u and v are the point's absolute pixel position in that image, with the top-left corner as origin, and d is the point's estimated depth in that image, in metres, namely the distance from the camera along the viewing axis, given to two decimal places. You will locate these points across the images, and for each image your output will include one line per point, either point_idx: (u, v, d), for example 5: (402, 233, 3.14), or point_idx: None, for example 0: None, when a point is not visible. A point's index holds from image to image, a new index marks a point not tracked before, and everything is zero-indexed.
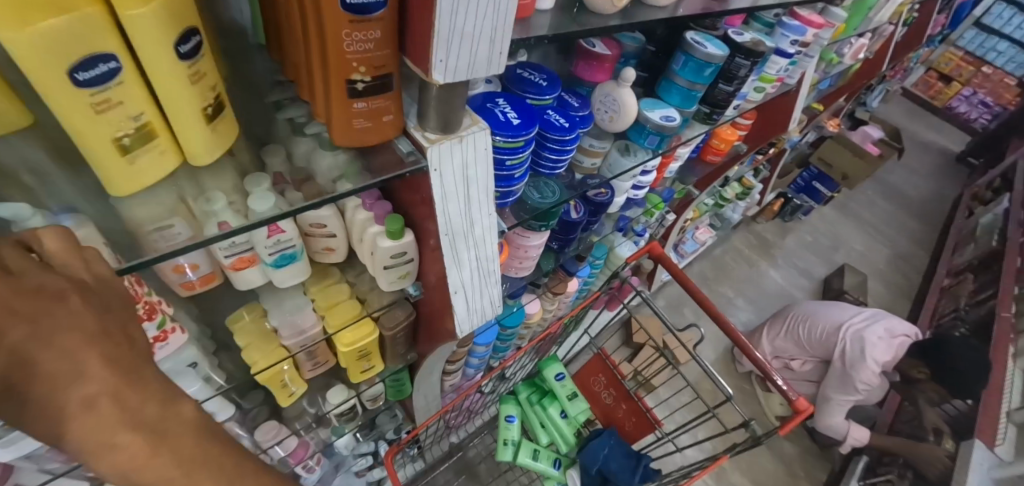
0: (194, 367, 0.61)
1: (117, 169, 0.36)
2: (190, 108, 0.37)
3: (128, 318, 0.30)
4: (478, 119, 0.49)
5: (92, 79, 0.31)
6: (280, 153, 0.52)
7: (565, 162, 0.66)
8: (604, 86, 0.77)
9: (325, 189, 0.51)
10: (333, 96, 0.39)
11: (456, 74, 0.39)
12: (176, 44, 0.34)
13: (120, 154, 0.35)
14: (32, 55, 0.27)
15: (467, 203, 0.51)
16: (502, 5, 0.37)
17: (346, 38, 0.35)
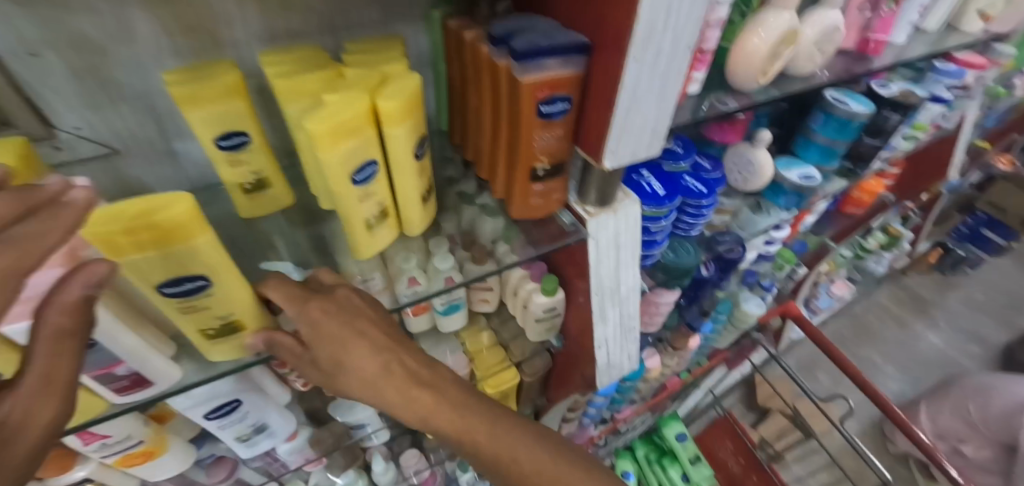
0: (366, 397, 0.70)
1: (363, 240, 0.46)
2: (413, 194, 0.47)
3: (374, 355, 0.40)
4: (628, 192, 0.55)
5: (362, 179, 0.41)
6: (453, 219, 0.61)
7: (701, 222, 0.70)
8: (738, 147, 0.81)
9: (488, 250, 0.60)
10: (517, 179, 0.48)
11: (622, 159, 0.46)
12: (413, 148, 0.44)
13: (367, 231, 0.46)
14: (336, 166, 0.38)
15: (615, 266, 0.57)
16: (665, 102, 0.43)
17: (537, 137, 0.43)
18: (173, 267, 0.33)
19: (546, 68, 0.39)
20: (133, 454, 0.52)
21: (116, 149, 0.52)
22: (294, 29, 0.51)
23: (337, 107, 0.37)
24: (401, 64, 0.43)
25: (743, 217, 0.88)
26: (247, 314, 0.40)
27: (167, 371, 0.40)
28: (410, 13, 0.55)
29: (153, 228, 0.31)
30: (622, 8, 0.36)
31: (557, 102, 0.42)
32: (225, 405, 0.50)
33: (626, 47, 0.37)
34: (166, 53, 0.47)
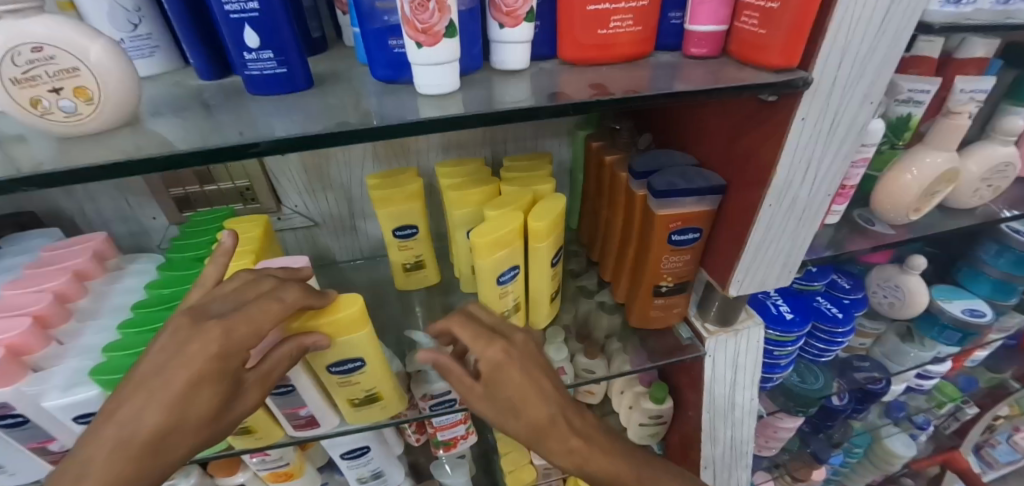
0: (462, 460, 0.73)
1: None
2: (544, 294, 0.52)
3: None
4: (752, 314, 0.55)
5: (504, 280, 0.47)
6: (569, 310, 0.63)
7: (833, 352, 0.66)
8: (884, 269, 0.74)
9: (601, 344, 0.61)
10: (640, 291, 0.51)
11: (748, 288, 0.47)
12: (551, 257, 0.49)
13: (500, 322, 0.50)
14: (485, 271, 0.45)
15: (731, 386, 0.56)
16: (797, 241, 0.44)
17: (665, 259, 0.47)
18: (341, 349, 0.40)
19: (680, 205, 0.44)
20: (277, 473, 0.58)
21: (317, 222, 0.63)
22: (464, 142, 0.60)
23: (495, 224, 0.44)
24: (550, 185, 0.49)
25: (889, 345, 0.79)
26: (386, 389, 0.45)
27: (331, 419, 0.46)
28: (558, 130, 0.62)
29: (331, 323, 0.38)
30: (761, 161, 0.40)
31: (689, 232, 0.45)
32: (356, 448, 0.56)
33: (762, 193, 0.40)
34: (368, 160, 0.58)
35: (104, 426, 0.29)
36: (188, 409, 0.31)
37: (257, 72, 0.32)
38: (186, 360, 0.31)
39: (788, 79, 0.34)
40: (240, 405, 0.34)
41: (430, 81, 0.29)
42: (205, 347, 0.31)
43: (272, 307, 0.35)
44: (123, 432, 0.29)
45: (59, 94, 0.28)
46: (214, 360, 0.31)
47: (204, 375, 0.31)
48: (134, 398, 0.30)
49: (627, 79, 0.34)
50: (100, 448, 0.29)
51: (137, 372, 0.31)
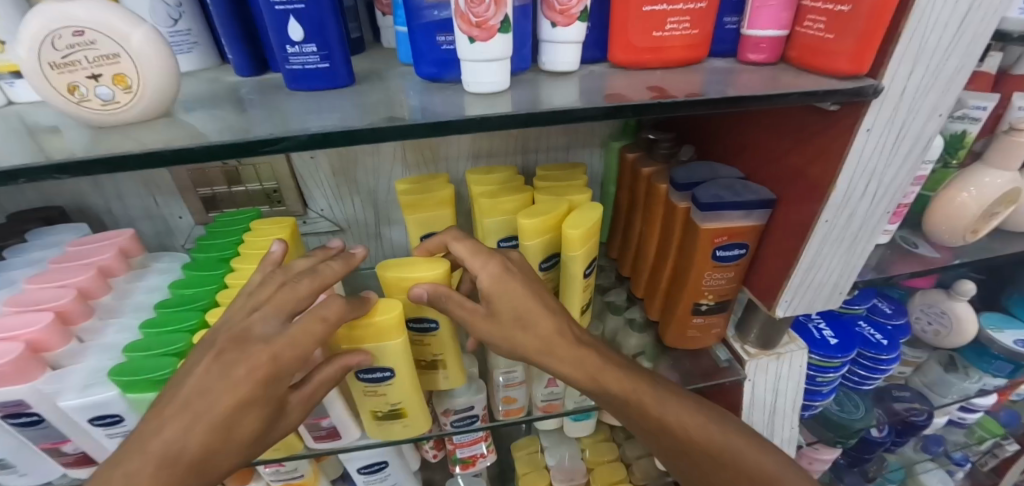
0: (478, 479, 0.70)
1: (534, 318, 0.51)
2: (575, 308, 0.49)
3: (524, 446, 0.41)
4: (795, 337, 0.52)
5: (546, 267, 0.47)
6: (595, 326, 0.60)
7: (876, 380, 0.63)
8: (928, 293, 0.70)
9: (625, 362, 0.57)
10: (678, 309, 0.49)
11: (796, 309, 0.44)
12: (585, 269, 0.46)
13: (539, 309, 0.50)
14: (530, 256, 0.45)
15: (771, 414, 0.53)
16: (851, 261, 0.42)
17: (707, 276, 0.45)
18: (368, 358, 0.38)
19: (728, 219, 0.41)
20: None
21: (341, 228, 0.62)
22: (494, 149, 0.58)
23: (544, 208, 0.45)
24: (586, 194, 0.48)
25: (932, 375, 0.75)
26: (412, 405, 0.42)
27: (353, 432, 0.44)
28: (591, 140, 0.60)
29: (364, 327, 0.37)
30: (817, 175, 0.38)
31: (735, 248, 0.43)
32: (374, 463, 0.54)
33: (818, 209, 0.38)
34: (397, 165, 0.57)
35: (146, 444, 0.28)
36: (233, 432, 0.30)
37: (298, 66, 0.31)
38: (233, 385, 0.29)
39: (856, 86, 0.31)
40: (282, 424, 0.33)
41: (479, 78, 0.28)
42: (252, 374, 0.30)
43: (316, 329, 0.32)
44: (169, 452, 0.28)
45: (97, 81, 0.27)
46: (264, 386, 0.30)
47: (251, 400, 0.30)
48: (179, 419, 0.29)
49: (684, 83, 0.32)
50: (144, 469, 0.27)
51: (178, 390, 0.30)
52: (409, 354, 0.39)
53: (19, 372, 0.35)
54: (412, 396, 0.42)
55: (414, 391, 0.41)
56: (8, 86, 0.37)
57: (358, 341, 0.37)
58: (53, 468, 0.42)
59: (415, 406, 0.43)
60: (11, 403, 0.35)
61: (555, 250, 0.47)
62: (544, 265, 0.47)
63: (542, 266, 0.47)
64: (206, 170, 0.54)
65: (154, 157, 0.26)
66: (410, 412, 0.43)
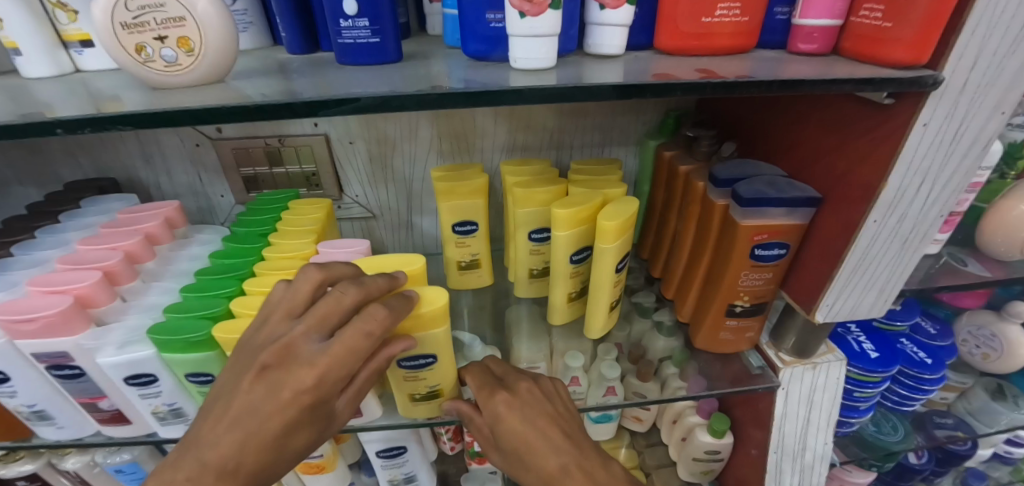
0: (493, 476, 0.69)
1: (561, 308, 0.50)
2: (603, 304, 0.48)
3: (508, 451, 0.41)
4: (834, 348, 0.50)
5: (577, 259, 0.47)
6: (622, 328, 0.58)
7: (918, 400, 0.60)
8: (977, 314, 0.66)
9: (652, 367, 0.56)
10: (711, 310, 0.48)
11: (836, 315, 0.42)
12: (616, 265, 0.46)
13: (567, 300, 0.50)
14: (562, 248, 0.45)
15: (804, 425, 0.51)
16: (899, 267, 0.40)
17: (744, 276, 0.44)
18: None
19: (768, 216, 0.40)
20: (309, 464, 0.56)
21: (374, 214, 0.63)
22: (530, 144, 0.59)
23: (576, 199, 0.45)
24: (621, 189, 0.47)
25: (977, 403, 0.70)
26: (448, 387, 0.43)
27: (373, 411, 0.43)
28: (627, 138, 0.60)
29: (390, 281, 0.38)
30: (868, 172, 0.36)
31: (775, 247, 0.42)
32: (393, 448, 0.54)
33: (866, 208, 0.36)
34: (433, 154, 0.58)
35: (205, 456, 0.31)
36: (286, 446, 0.33)
37: (349, 40, 0.33)
38: (275, 408, 0.31)
39: (915, 76, 0.30)
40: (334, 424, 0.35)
41: (527, 53, 0.29)
42: (295, 399, 0.31)
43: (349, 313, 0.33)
44: (228, 463, 0.31)
45: (162, 42, 0.28)
46: (305, 409, 0.32)
47: (296, 418, 0.32)
48: (233, 436, 0.31)
49: (735, 67, 0.32)
50: (206, 477, 0.31)
51: (227, 407, 0.31)
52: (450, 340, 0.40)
53: (67, 323, 0.36)
54: (449, 381, 0.42)
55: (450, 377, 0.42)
56: (77, 54, 0.39)
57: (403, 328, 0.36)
58: (88, 422, 0.43)
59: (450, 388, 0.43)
60: (56, 354, 0.37)
61: (586, 243, 0.46)
62: (575, 257, 0.47)
63: (572, 259, 0.46)
64: (250, 149, 0.56)
65: (211, 114, 0.28)
66: (447, 393, 0.43)
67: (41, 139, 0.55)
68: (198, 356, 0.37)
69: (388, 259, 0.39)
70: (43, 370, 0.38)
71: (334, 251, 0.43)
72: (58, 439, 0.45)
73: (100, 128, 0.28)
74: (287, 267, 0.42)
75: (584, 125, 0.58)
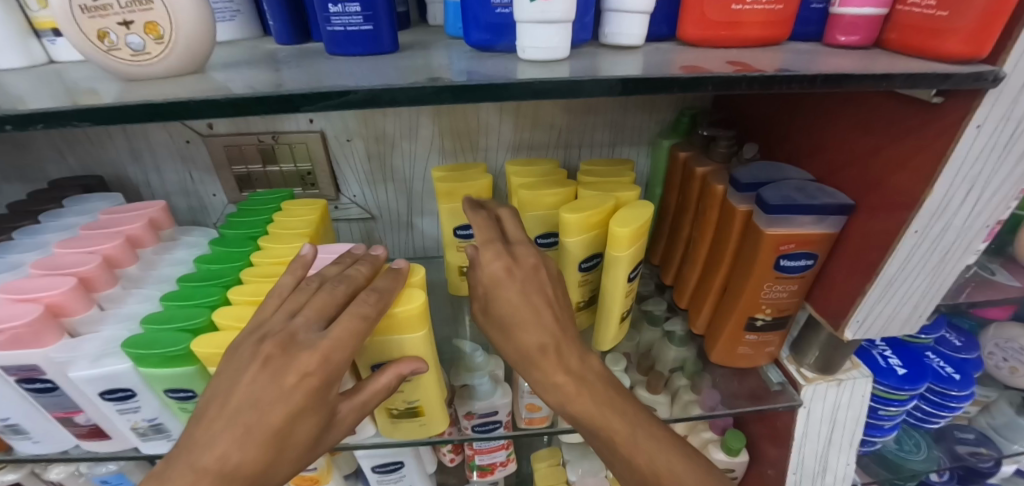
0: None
1: None
2: (615, 314, 0.45)
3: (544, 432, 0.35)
4: (859, 364, 0.47)
5: (587, 267, 0.44)
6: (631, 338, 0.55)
7: (944, 417, 0.57)
8: (1004, 326, 0.62)
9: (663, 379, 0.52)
10: (730, 323, 0.44)
11: (866, 331, 0.39)
12: (629, 274, 0.43)
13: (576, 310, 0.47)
14: (572, 255, 0.42)
15: (825, 445, 0.48)
16: (938, 281, 0.36)
17: (767, 288, 0.40)
18: (388, 348, 0.34)
19: (797, 224, 0.37)
20: (303, 477, 0.53)
21: (372, 215, 0.60)
22: (536, 142, 0.55)
23: (588, 203, 0.42)
24: (634, 192, 0.44)
25: (1002, 418, 0.66)
26: (431, 404, 0.38)
27: (367, 429, 0.40)
28: (639, 138, 0.56)
29: (386, 319, 0.32)
30: (909, 178, 0.33)
31: (802, 258, 0.39)
32: (390, 463, 0.51)
33: (906, 218, 0.33)
34: (434, 153, 0.55)
35: (199, 458, 0.27)
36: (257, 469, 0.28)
37: (339, 27, 0.30)
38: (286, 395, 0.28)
39: (974, 71, 0.27)
40: (333, 435, 0.31)
41: (536, 42, 0.26)
42: (249, 398, 0.28)
43: (358, 327, 0.30)
44: (227, 464, 0.27)
45: (128, 28, 0.25)
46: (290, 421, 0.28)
47: (308, 406, 0.29)
48: (233, 431, 0.27)
49: (769, 60, 0.28)
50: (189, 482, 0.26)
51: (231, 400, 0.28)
52: (433, 346, 0.35)
53: (36, 334, 0.34)
54: (428, 394, 0.37)
55: (430, 392, 0.37)
56: (50, 44, 0.37)
57: (372, 329, 0.33)
58: (67, 438, 0.41)
59: (433, 406, 0.38)
60: (25, 367, 0.34)
61: (597, 250, 0.43)
62: (585, 265, 0.43)
63: (582, 267, 0.43)
64: (242, 147, 0.53)
65: (182, 108, 0.25)
66: (429, 410, 0.38)
67: (24, 133, 0.53)
68: (176, 371, 0.34)
69: None
70: (13, 383, 0.36)
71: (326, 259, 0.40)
72: (37, 454, 0.42)
73: (58, 123, 0.25)
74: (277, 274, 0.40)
75: (593, 123, 0.55)
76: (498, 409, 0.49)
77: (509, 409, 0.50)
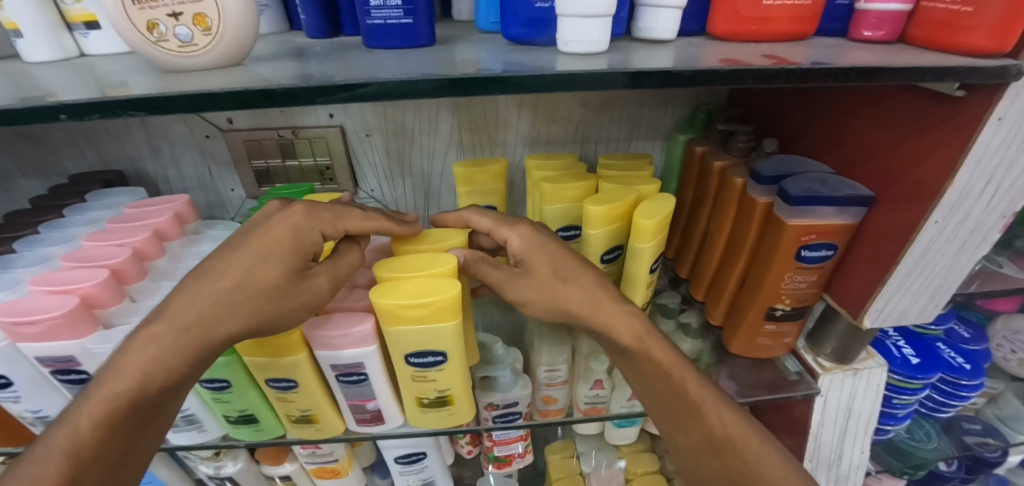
0: (510, 479, 0.67)
1: None
2: (635, 305, 0.45)
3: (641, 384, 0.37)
4: (874, 354, 0.48)
5: (609, 258, 0.44)
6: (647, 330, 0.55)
7: (954, 407, 0.58)
8: (1013, 319, 0.64)
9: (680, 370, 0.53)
10: (749, 314, 0.45)
11: (884, 320, 0.40)
12: (651, 265, 0.43)
13: None
14: (595, 246, 0.43)
15: (841, 434, 0.49)
16: (955, 271, 0.37)
17: (787, 279, 0.41)
18: (420, 339, 0.33)
19: (818, 215, 0.38)
20: (324, 469, 0.54)
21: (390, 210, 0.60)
22: (554, 137, 0.56)
23: (611, 196, 0.42)
24: (655, 185, 0.45)
25: (1008, 409, 0.68)
26: (460, 393, 0.38)
27: (396, 419, 0.40)
28: (655, 133, 0.57)
29: (417, 310, 0.32)
30: (929, 171, 0.34)
31: (822, 249, 0.39)
32: (412, 454, 0.52)
33: (927, 209, 0.34)
34: (453, 148, 0.56)
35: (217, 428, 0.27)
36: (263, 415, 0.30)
37: (379, 21, 0.30)
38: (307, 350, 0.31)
39: (999, 65, 0.27)
40: None
41: (577, 35, 0.26)
42: None
43: None
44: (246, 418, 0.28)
45: (177, 20, 0.26)
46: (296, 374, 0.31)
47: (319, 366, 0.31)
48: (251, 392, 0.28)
49: (799, 53, 0.29)
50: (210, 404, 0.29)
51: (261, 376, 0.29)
52: (466, 337, 0.35)
53: (72, 325, 0.34)
54: (458, 384, 0.37)
55: (460, 383, 0.37)
56: (82, 37, 0.37)
57: (405, 320, 0.32)
58: None
59: (462, 396, 0.38)
60: (61, 357, 0.35)
61: (619, 242, 0.44)
62: (607, 257, 0.44)
63: (604, 258, 0.44)
64: (262, 142, 0.54)
65: (232, 98, 0.25)
66: (458, 399, 0.38)
67: (44, 129, 0.53)
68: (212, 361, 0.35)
69: (416, 280, 0.33)
70: (47, 374, 0.36)
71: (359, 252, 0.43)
72: None
73: (111, 113, 0.25)
74: None
75: (611, 118, 0.55)
76: (519, 400, 0.49)
77: (529, 400, 0.50)
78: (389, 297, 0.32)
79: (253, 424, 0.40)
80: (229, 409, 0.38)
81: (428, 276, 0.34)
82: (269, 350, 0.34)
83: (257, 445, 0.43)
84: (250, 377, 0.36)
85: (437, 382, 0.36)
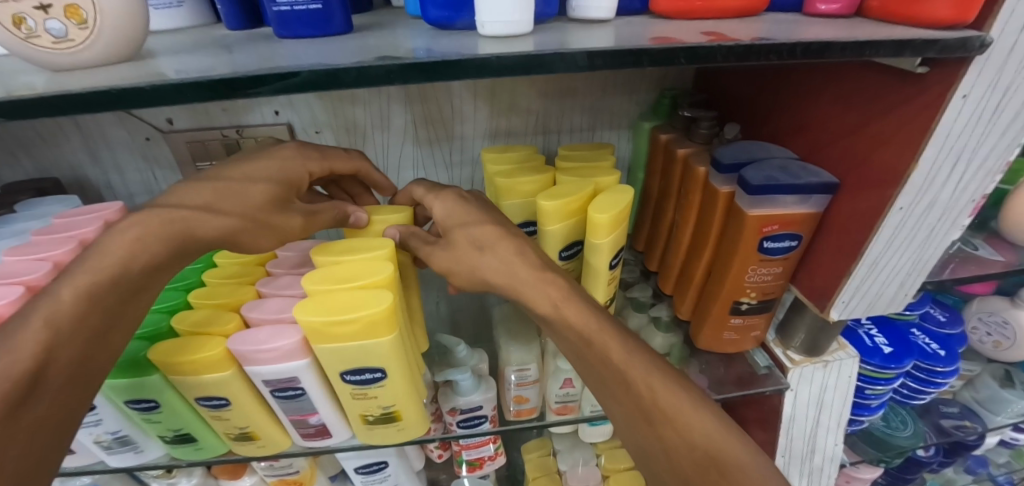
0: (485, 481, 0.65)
1: None
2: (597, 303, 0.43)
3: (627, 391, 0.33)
4: (845, 344, 0.47)
5: (567, 255, 0.42)
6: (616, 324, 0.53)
7: (929, 393, 0.57)
8: (987, 300, 0.63)
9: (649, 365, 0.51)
10: (715, 308, 0.44)
11: (852, 311, 0.39)
12: (610, 261, 0.41)
13: None
14: (551, 243, 0.41)
15: (813, 428, 0.48)
16: (922, 258, 0.36)
17: (751, 271, 0.39)
18: (354, 356, 0.31)
19: (779, 204, 0.36)
20: (286, 481, 0.51)
21: None
22: (514, 128, 0.54)
23: (566, 189, 0.40)
24: (613, 177, 0.42)
25: (985, 391, 0.67)
26: (407, 407, 0.36)
27: (344, 433, 0.38)
28: (619, 121, 0.55)
29: (346, 324, 0.30)
30: (894, 153, 0.32)
31: (786, 239, 0.38)
32: (373, 463, 0.50)
33: (890, 195, 0.32)
34: (408, 144, 0.53)
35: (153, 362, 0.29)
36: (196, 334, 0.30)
37: (287, 7, 0.28)
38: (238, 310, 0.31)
39: (960, 37, 0.25)
40: None
41: (496, 16, 0.24)
42: None
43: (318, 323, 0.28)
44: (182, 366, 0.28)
45: (46, 12, 0.23)
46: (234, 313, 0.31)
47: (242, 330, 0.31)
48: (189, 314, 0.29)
49: (745, 30, 0.27)
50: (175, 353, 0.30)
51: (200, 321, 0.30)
52: (406, 350, 0.32)
53: None
54: (405, 398, 0.35)
55: (407, 398, 0.35)
56: None
57: (335, 335, 0.30)
58: None
59: (410, 412, 0.36)
60: None
61: (577, 237, 0.42)
62: (565, 253, 0.42)
63: (561, 255, 0.42)
64: (205, 142, 0.50)
65: (112, 97, 0.23)
66: (406, 414, 0.36)
67: None
68: (135, 382, 0.32)
69: (348, 292, 0.31)
70: None
71: (299, 254, 0.40)
72: None
73: None
74: (241, 275, 0.39)
75: (571, 106, 0.53)
76: (483, 404, 0.47)
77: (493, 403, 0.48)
78: (316, 312, 0.30)
79: (192, 443, 0.37)
80: (163, 430, 0.36)
81: (360, 289, 0.32)
82: (192, 368, 0.32)
83: (201, 463, 0.40)
84: (179, 396, 0.34)
85: (381, 398, 0.34)
